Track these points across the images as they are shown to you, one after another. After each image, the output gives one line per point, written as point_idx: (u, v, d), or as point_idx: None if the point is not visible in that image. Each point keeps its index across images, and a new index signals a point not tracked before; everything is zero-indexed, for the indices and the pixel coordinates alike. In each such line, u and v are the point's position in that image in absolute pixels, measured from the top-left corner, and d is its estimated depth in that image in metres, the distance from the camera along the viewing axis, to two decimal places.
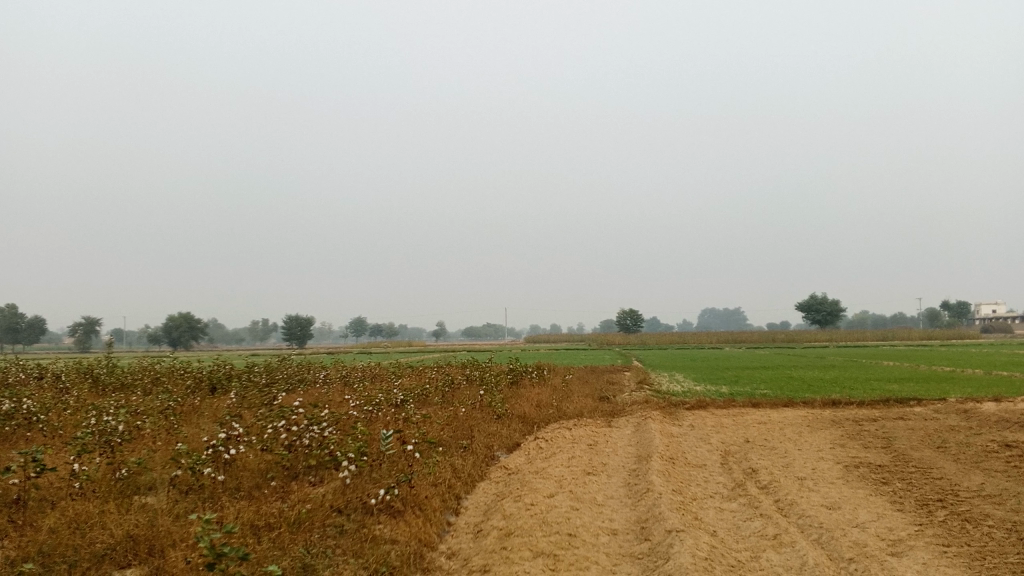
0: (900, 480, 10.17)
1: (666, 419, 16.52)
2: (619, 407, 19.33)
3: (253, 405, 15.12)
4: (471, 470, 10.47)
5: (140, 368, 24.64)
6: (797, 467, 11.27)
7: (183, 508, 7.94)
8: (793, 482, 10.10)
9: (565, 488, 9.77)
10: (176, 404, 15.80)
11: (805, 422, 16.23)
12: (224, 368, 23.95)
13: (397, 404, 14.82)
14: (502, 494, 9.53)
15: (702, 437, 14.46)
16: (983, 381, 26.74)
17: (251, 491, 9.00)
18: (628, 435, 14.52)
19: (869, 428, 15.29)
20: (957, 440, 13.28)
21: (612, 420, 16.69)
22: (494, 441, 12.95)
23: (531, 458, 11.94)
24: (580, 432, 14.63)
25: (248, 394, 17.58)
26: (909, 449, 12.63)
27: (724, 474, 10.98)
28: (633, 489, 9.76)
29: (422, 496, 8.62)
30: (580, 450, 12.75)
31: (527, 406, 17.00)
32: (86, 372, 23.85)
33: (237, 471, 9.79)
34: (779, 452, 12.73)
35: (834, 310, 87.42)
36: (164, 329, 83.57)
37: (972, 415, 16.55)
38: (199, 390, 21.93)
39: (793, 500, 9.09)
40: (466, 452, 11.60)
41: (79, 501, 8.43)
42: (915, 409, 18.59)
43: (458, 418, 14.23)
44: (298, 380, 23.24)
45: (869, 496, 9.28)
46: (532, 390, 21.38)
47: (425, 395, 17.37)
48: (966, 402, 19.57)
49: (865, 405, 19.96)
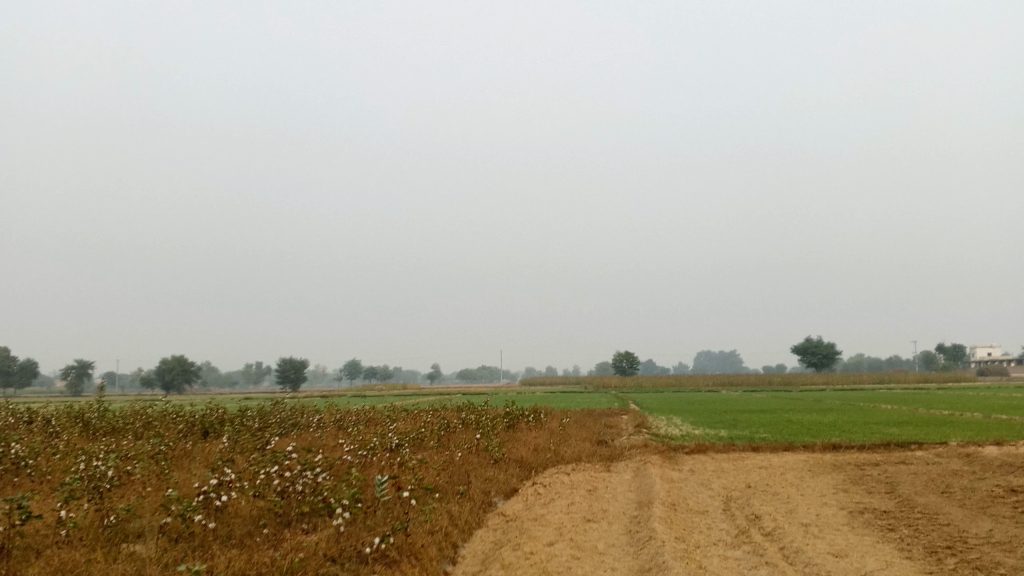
0: (906, 526, 9.97)
1: (666, 464, 16.30)
2: (618, 451, 19.09)
3: (246, 450, 14.87)
4: (468, 517, 10.25)
5: (132, 412, 24.36)
6: (801, 513, 11.06)
7: (173, 557, 7.71)
8: (798, 529, 9.88)
9: (565, 536, 9.55)
10: (167, 449, 15.53)
11: (807, 467, 16.02)
12: (217, 412, 23.65)
13: (393, 448, 14.61)
14: (500, 542, 9.30)
15: (703, 482, 14.24)
16: (983, 424, 26.52)
17: (242, 539, 8.75)
18: (627, 481, 14.30)
19: (871, 473, 15.08)
20: (962, 485, 13.08)
21: (611, 464, 16.47)
22: (491, 486, 12.72)
23: (529, 504, 11.72)
24: (579, 477, 14.40)
25: (241, 438, 17.32)
26: (914, 494, 12.43)
27: (726, 520, 10.77)
28: (635, 537, 9.54)
29: (419, 544, 8.40)
30: (579, 496, 12.53)
31: (524, 451, 16.77)
32: (77, 416, 23.56)
33: (228, 518, 9.55)
34: (781, 497, 12.51)
35: (830, 353, 87.28)
36: (157, 372, 83.03)
37: (975, 459, 16.36)
38: (191, 434, 21.61)
39: (798, 547, 8.89)
40: (463, 499, 11.37)
41: (66, 549, 8.19)
42: (916, 453, 18.40)
43: (454, 463, 14.00)
44: (291, 424, 22.94)
45: (876, 543, 9.07)
46: (529, 434, 21.14)
47: (420, 439, 17.13)
48: (967, 446, 19.39)
49: (865, 449, 19.75)
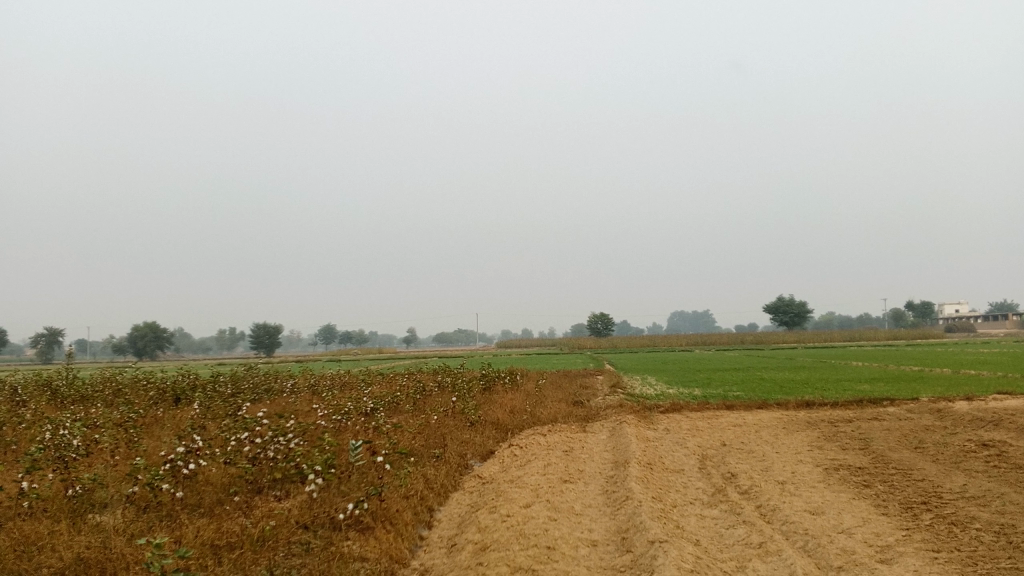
0: (881, 482, 9.99)
1: (642, 424, 16.31)
2: (594, 412, 19.08)
3: (218, 416, 14.65)
4: (444, 481, 10.13)
5: (102, 380, 23.94)
6: (777, 470, 11.07)
7: (139, 527, 7.52)
8: (774, 487, 9.87)
9: (542, 498, 9.46)
10: (137, 417, 15.27)
11: (782, 425, 16.07)
12: (189, 378, 23.32)
13: (368, 413, 14.44)
14: (476, 505, 9.19)
15: (679, 441, 14.25)
16: (953, 380, 26.86)
17: (212, 508, 8.56)
18: (604, 441, 14.26)
19: (845, 429, 15.18)
20: (935, 440, 13.17)
21: (587, 425, 16.45)
22: (467, 449, 12.62)
23: (506, 467, 11.62)
24: (555, 438, 14.33)
25: (214, 404, 17.05)
26: (888, 450, 12.49)
27: (703, 479, 10.75)
28: (612, 497, 9.47)
29: (393, 510, 8.25)
30: (555, 457, 12.47)
31: (500, 413, 16.68)
32: (45, 385, 23.12)
33: (198, 486, 9.35)
34: (757, 455, 12.53)
35: (801, 312, 88.23)
36: (129, 339, 82.06)
37: (946, 414, 16.51)
38: (162, 401, 21.28)
39: (775, 505, 8.87)
40: (439, 462, 11.25)
41: (29, 521, 7.97)
42: (888, 410, 18.55)
43: (430, 426, 13.88)
44: (265, 389, 22.69)
45: (853, 500, 9.07)
46: (505, 396, 21.06)
47: (395, 403, 16.98)
48: (938, 401, 19.60)
49: (838, 406, 19.88)
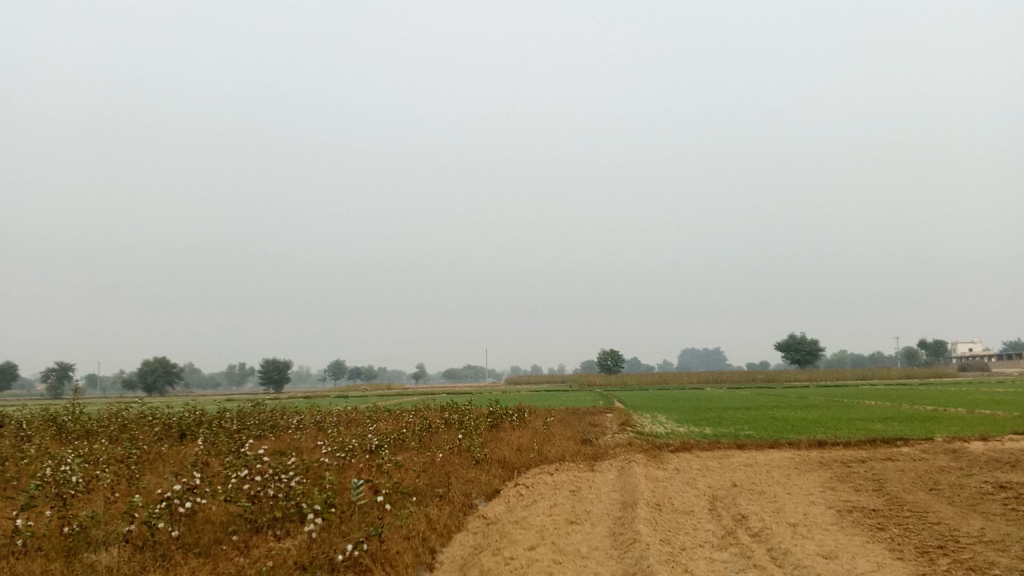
0: (896, 525, 9.73)
1: (651, 463, 16.05)
2: (602, 450, 18.81)
3: (221, 452, 14.50)
4: (447, 521, 9.93)
5: (107, 415, 23.82)
6: (788, 512, 10.81)
7: (133, 567, 7.36)
8: (786, 530, 9.62)
9: (547, 539, 9.24)
10: (140, 452, 15.13)
11: (793, 465, 15.79)
12: (195, 414, 23.19)
13: (372, 450, 14.24)
14: (479, 546, 8.98)
15: (688, 481, 13.99)
16: (969, 420, 26.44)
17: (210, 548, 8.38)
18: (612, 480, 14.02)
19: (858, 469, 14.88)
20: (950, 482, 12.88)
21: (595, 464, 16.21)
22: (472, 488, 12.42)
23: (511, 506, 11.41)
24: (562, 478, 14.09)
25: (218, 440, 16.89)
26: (902, 492, 12.21)
27: (713, 521, 10.51)
28: (619, 539, 9.25)
29: (394, 551, 8.06)
30: (562, 496, 12.24)
31: (507, 451, 16.45)
32: (50, 419, 23.01)
33: (197, 525, 9.18)
34: (768, 496, 12.27)
35: (813, 350, 87.55)
36: (139, 374, 82.04)
37: (962, 455, 16.19)
38: (167, 437, 21.13)
39: (787, 549, 8.62)
40: (442, 501, 11.05)
41: (23, 559, 7.83)
42: (902, 450, 18.22)
43: (435, 464, 13.69)
44: (271, 425, 22.51)
45: (867, 544, 8.81)
46: (513, 434, 20.83)
47: (401, 440, 16.78)
48: (953, 442, 19.27)
49: (851, 446, 19.55)
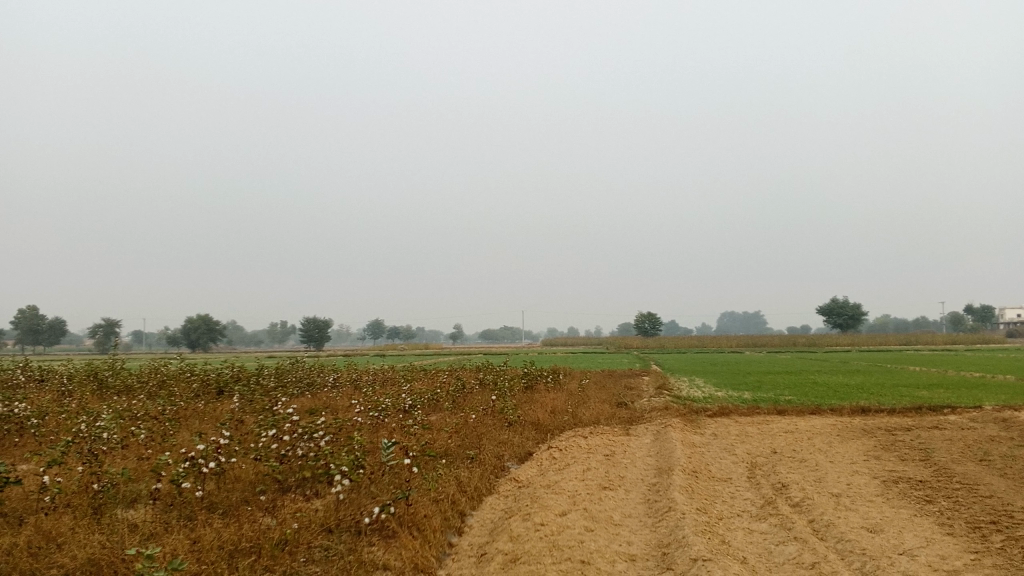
0: (945, 498, 9.31)
1: (688, 427, 15.73)
2: (638, 414, 18.51)
3: (255, 410, 14.49)
4: (478, 484, 9.74)
5: (147, 371, 24.11)
6: (830, 482, 10.42)
7: (158, 526, 7.31)
8: (828, 500, 9.25)
9: (579, 505, 9.00)
10: (176, 409, 15.21)
11: (835, 432, 15.34)
12: (232, 371, 23.37)
13: (405, 411, 14.11)
14: (510, 511, 8.77)
15: (726, 447, 13.67)
16: (1018, 388, 25.63)
17: (239, 507, 8.29)
18: (647, 445, 13.76)
19: (903, 438, 14.38)
20: (1002, 453, 12.36)
21: (630, 428, 15.93)
22: (504, 450, 12.24)
23: (544, 470, 11.19)
24: (597, 441, 13.83)
25: (254, 397, 16.93)
26: (951, 463, 11.74)
27: (752, 489, 10.17)
28: (653, 507, 8.97)
29: (421, 515, 7.86)
30: (595, 461, 12.00)
31: (541, 413, 16.23)
32: (93, 374, 23.38)
33: (225, 483, 9.09)
34: (809, 464, 11.88)
35: (856, 315, 85.98)
36: (183, 331, 83.50)
37: (1012, 424, 15.59)
38: (205, 394, 21.31)
39: (830, 520, 8.27)
40: (473, 464, 10.87)
41: (51, 516, 7.83)
42: (949, 418, 17.65)
43: (467, 426, 13.53)
44: (307, 384, 22.59)
45: (915, 518, 8.41)
46: (547, 396, 20.61)
47: (434, 401, 16.64)
48: (1003, 410, 18.59)
49: (895, 414, 19.00)
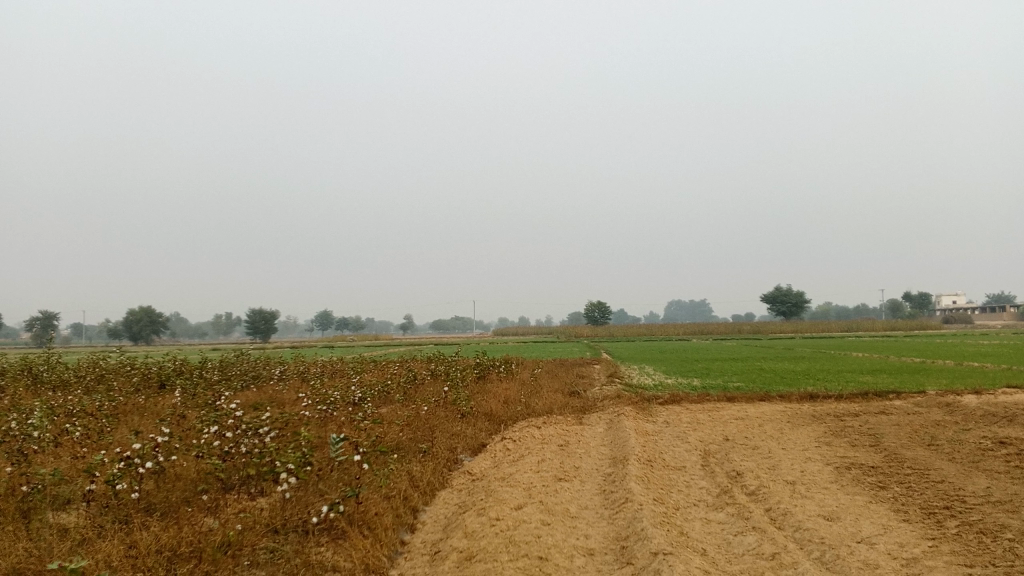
0: (898, 484, 9.35)
1: (641, 416, 15.68)
2: (591, 403, 18.43)
3: (197, 403, 14.00)
4: (431, 478, 9.48)
5: (85, 364, 23.27)
6: (785, 469, 10.41)
7: (91, 530, 6.90)
8: (784, 488, 9.22)
9: (535, 498, 8.81)
10: (114, 404, 14.61)
11: (786, 418, 15.42)
12: (175, 364, 22.67)
13: (355, 403, 13.76)
14: (464, 506, 8.53)
15: (680, 435, 13.62)
16: (958, 372, 26.24)
17: (179, 509, 7.89)
18: (601, 434, 13.65)
19: (852, 424, 14.52)
20: (948, 437, 12.53)
21: (584, 417, 15.83)
22: (457, 442, 12.01)
23: (498, 462, 10.97)
24: (550, 431, 13.68)
25: (197, 391, 16.40)
26: (900, 448, 11.84)
27: (707, 478, 10.11)
28: (610, 499, 8.83)
29: (372, 513, 7.58)
30: (550, 451, 11.84)
31: (494, 403, 16.01)
32: (26, 368, 22.47)
33: (165, 483, 8.67)
34: (763, 451, 11.88)
35: (799, 302, 87.64)
36: (124, 322, 81.29)
37: (956, 408, 15.87)
38: (146, 388, 20.62)
39: (787, 509, 8.21)
40: (425, 457, 10.61)
41: None
42: (895, 403, 17.91)
43: (419, 418, 13.27)
44: (253, 376, 22.04)
45: (870, 504, 8.41)
46: (499, 386, 20.42)
47: (385, 393, 16.30)
48: (946, 395, 18.96)
49: (843, 399, 19.25)
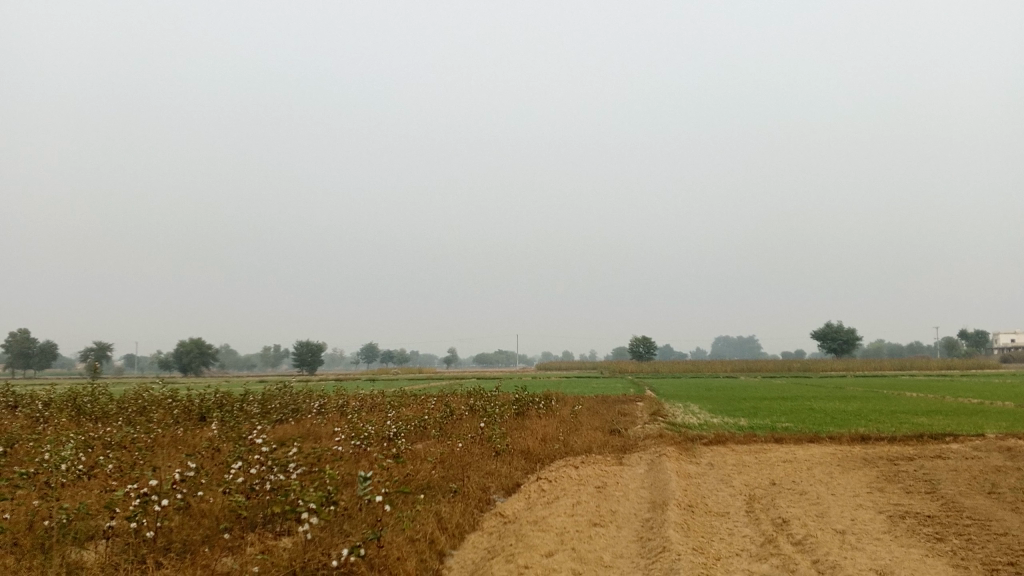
0: (957, 536, 8.75)
1: (682, 456, 15.17)
2: (632, 442, 17.92)
3: (230, 436, 13.90)
4: (461, 519, 9.17)
5: (128, 395, 23.46)
6: (834, 517, 9.86)
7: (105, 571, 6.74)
8: (833, 538, 8.68)
9: (568, 545, 8.42)
10: (150, 436, 14.59)
11: (836, 461, 14.75)
12: (215, 396, 22.72)
13: (389, 438, 13.50)
14: (493, 551, 8.18)
15: (723, 478, 13.08)
16: (1019, 414, 25.02)
17: (198, 548, 7.69)
18: (641, 475, 13.18)
19: (907, 468, 13.81)
20: (1011, 485, 11.81)
21: (623, 456, 15.37)
22: (491, 482, 11.68)
23: (531, 504, 10.59)
24: (588, 472, 13.27)
25: (234, 424, 16.34)
26: (959, 496, 11.16)
27: (750, 525, 9.62)
28: (646, 547, 8.39)
29: (394, 557, 7.28)
30: (586, 493, 11.43)
31: (531, 441, 15.64)
32: (71, 398, 22.73)
33: (188, 520, 8.51)
34: (810, 497, 11.31)
35: (850, 339, 85.50)
36: (174, 354, 82.66)
37: (1018, 454, 15.04)
38: (186, 420, 20.66)
39: (835, 561, 7.70)
40: (456, 497, 10.29)
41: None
42: (952, 447, 17.07)
43: (453, 455, 12.97)
44: (292, 409, 21.99)
45: (926, 558, 7.84)
46: (538, 423, 20.02)
47: (421, 428, 16.04)
48: (1007, 438, 18.04)
49: (896, 442, 18.42)
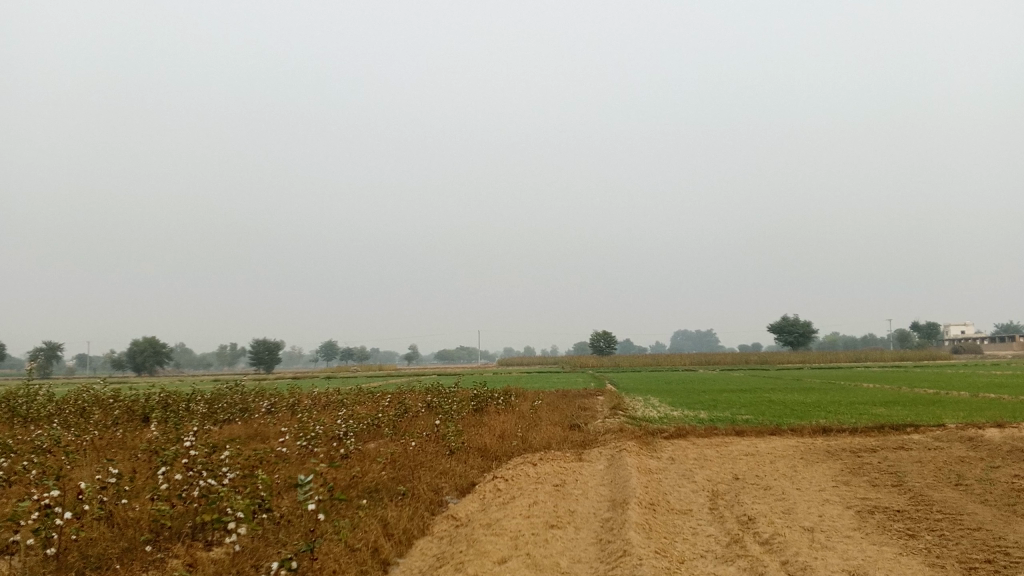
0: (929, 532, 8.37)
1: (643, 451, 14.73)
2: (591, 438, 17.41)
3: (166, 437, 13.07)
4: (409, 524, 8.57)
5: (68, 395, 22.35)
6: (801, 513, 9.44)
7: None
8: (802, 536, 8.24)
9: (522, 550, 7.86)
10: (81, 439, 13.66)
11: (799, 455, 14.38)
12: (159, 396, 21.69)
13: (337, 438, 12.74)
14: (442, 558, 7.60)
15: (685, 474, 12.65)
16: (974, 404, 25.14)
17: (114, 563, 6.98)
18: (600, 472, 12.70)
19: (871, 461, 13.49)
20: (976, 476, 11.52)
21: (583, 452, 14.88)
22: (444, 482, 11.10)
23: (485, 505, 10.02)
24: (547, 469, 12.73)
25: (174, 425, 15.48)
26: (926, 488, 10.82)
27: (715, 524, 9.17)
28: (606, 550, 7.85)
29: (329, 570, 6.65)
30: (543, 492, 10.90)
31: (488, 438, 15.07)
32: (6, 398, 21.60)
33: (108, 531, 7.76)
34: (775, 492, 10.90)
35: (806, 332, 86.29)
36: (128, 354, 80.57)
37: (979, 443, 14.84)
38: (128, 421, 19.63)
39: (806, 562, 7.23)
40: (405, 500, 9.69)
41: None
42: (912, 437, 16.83)
43: (406, 454, 12.35)
44: (240, 409, 21.09)
45: (901, 557, 7.41)
46: (496, 419, 19.46)
47: (374, 427, 15.37)
48: (965, 428, 17.94)
49: (858, 434, 18.21)
